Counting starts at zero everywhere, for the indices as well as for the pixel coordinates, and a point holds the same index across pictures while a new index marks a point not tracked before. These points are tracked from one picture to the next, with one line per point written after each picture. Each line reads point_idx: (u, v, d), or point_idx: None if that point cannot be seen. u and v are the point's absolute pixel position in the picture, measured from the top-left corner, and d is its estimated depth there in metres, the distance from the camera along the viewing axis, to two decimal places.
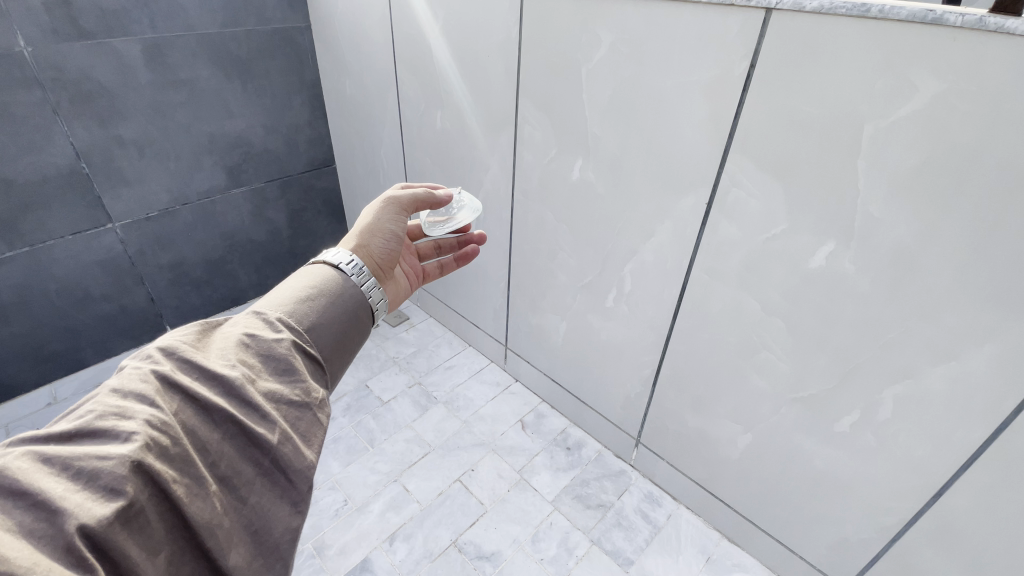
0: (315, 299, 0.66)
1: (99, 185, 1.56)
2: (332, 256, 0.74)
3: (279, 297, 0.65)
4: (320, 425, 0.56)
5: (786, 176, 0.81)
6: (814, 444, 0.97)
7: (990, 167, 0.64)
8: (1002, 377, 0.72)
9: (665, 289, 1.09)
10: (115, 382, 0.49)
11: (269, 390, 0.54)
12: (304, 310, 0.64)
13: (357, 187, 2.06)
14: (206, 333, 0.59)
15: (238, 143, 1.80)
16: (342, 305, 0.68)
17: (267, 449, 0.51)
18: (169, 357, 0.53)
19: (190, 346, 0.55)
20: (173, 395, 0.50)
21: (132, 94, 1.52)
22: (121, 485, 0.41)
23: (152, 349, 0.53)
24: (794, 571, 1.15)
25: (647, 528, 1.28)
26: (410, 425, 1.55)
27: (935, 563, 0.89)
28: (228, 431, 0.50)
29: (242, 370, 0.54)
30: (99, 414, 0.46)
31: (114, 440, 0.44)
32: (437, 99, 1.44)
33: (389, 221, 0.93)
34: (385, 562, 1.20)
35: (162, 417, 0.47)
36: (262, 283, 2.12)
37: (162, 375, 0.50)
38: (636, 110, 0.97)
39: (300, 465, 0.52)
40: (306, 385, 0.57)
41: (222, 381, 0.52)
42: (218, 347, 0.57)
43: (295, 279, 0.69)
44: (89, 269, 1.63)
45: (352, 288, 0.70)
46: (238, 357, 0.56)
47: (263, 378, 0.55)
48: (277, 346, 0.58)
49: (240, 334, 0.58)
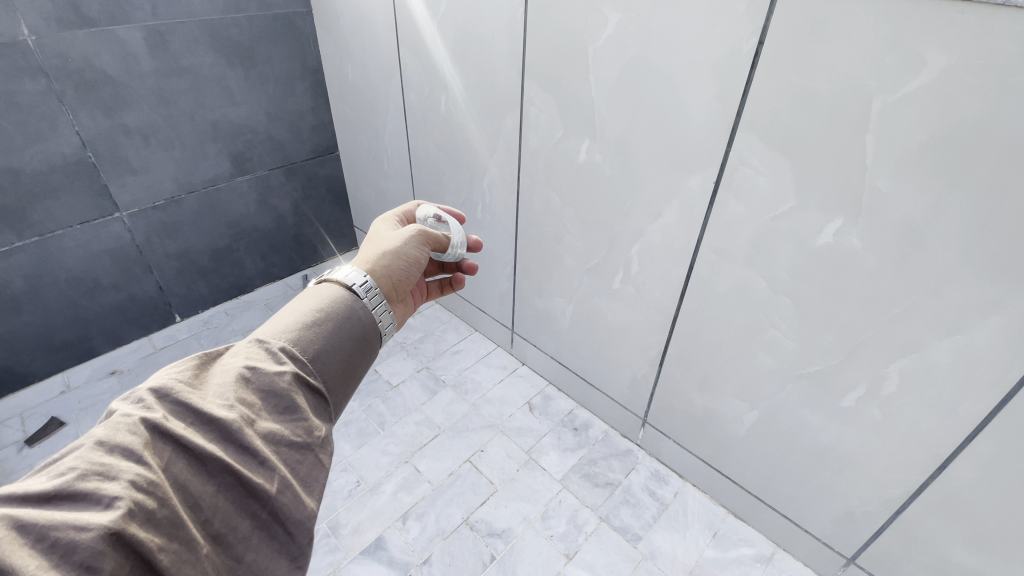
0: (320, 323, 0.64)
1: (105, 174, 1.56)
2: (342, 276, 0.73)
3: (284, 323, 0.63)
4: (322, 468, 0.54)
5: (795, 154, 0.82)
6: (820, 419, 0.99)
7: (999, 140, 0.64)
8: (1006, 349, 0.73)
9: (672, 269, 1.10)
10: (102, 433, 0.46)
11: (268, 431, 0.52)
12: (310, 335, 0.62)
13: (360, 173, 2.06)
14: (204, 367, 0.57)
15: (241, 130, 1.80)
16: (349, 329, 0.66)
17: (265, 499, 0.48)
18: (163, 401, 0.51)
19: (186, 385, 0.53)
20: (164, 445, 0.47)
21: (136, 82, 1.52)
22: (100, 562, 0.38)
23: (144, 391, 0.51)
24: (800, 544, 1.17)
25: (654, 505, 1.31)
26: (419, 408, 1.57)
27: (940, 533, 0.91)
28: (224, 482, 0.48)
29: (240, 412, 0.52)
30: (82, 473, 0.43)
31: (96, 507, 0.41)
32: (441, 83, 1.43)
33: (415, 247, 0.91)
34: (398, 540, 1.23)
35: (149, 476, 0.44)
36: (268, 272, 2.13)
37: (153, 425, 0.48)
38: (644, 90, 0.97)
39: (300, 515, 0.50)
40: (308, 423, 0.56)
41: (220, 425, 0.50)
42: (216, 385, 0.54)
43: (303, 301, 0.68)
44: (98, 258, 1.64)
45: (362, 309, 0.69)
46: (238, 395, 0.54)
47: (263, 418, 0.53)
48: (279, 381, 0.56)
49: (239, 367, 0.56)
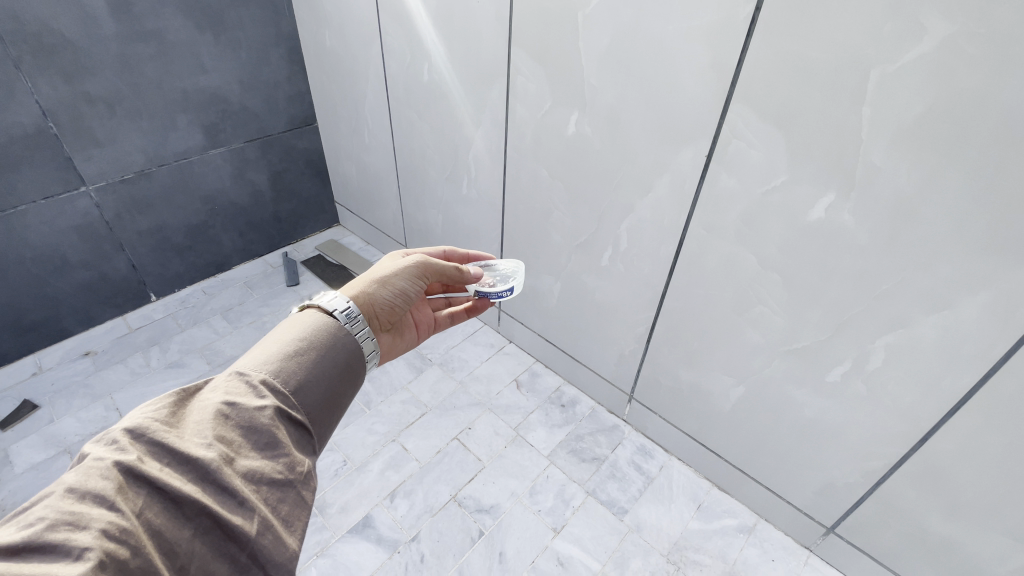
0: (303, 352, 0.61)
1: (69, 146, 1.48)
2: (326, 302, 0.70)
3: (265, 353, 0.60)
4: (305, 506, 0.52)
5: (789, 127, 0.80)
6: (805, 393, 1.00)
7: (998, 112, 0.63)
8: (993, 324, 0.73)
9: (661, 245, 1.09)
10: (72, 478, 0.43)
11: (248, 470, 0.50)
12: (292, 366, 0.59)
13: (341, 145, 1.99)
14: (182, 402, 0.54)
15: (214, 100, 1.72)
16: (333, 356, 0.63)
17: (244, 542, 0.46)
18: (138, 441, 0.48)
19: (163, 423, 0.50)
20: (138, 489, 0.45)
21: (99, 48, 1.43)
22: None
23: (117, 431, 0.48)
24: (781, 514, 1.21)
25: (640, 479, 1.33)
26: (406, 386, 1.56)
27: (919, 504, 0.94)
28: (201, 526, 0.45)
29: (217, 450, 0.49)
30: (52, 524, 0.40)
31: (64, 559, 0.38)
32: (424, 50, 1.37)
33: (404, 280, 0.87)
34: (387, 518, 1.23)
35: (121, 523, 0.42)
36: (247, 249, 2.06)
37: (127, 469, 0.45)
38: (635, 60, 0.94)
39: (281, 557, 0.47)
40: (290, 458, 0.53)
41: (198, 465, 0.47)
42: (194, 423, 0.51)
43: (285, 329, 0.65)
44: (66, 235, 1.57)
45: (346, 336, 0.66)
46: (217, 432, 0.51)
47: (243, 456, 0.51)
48: (260, 417, 0.53)
49: (218, 403, 0.53)
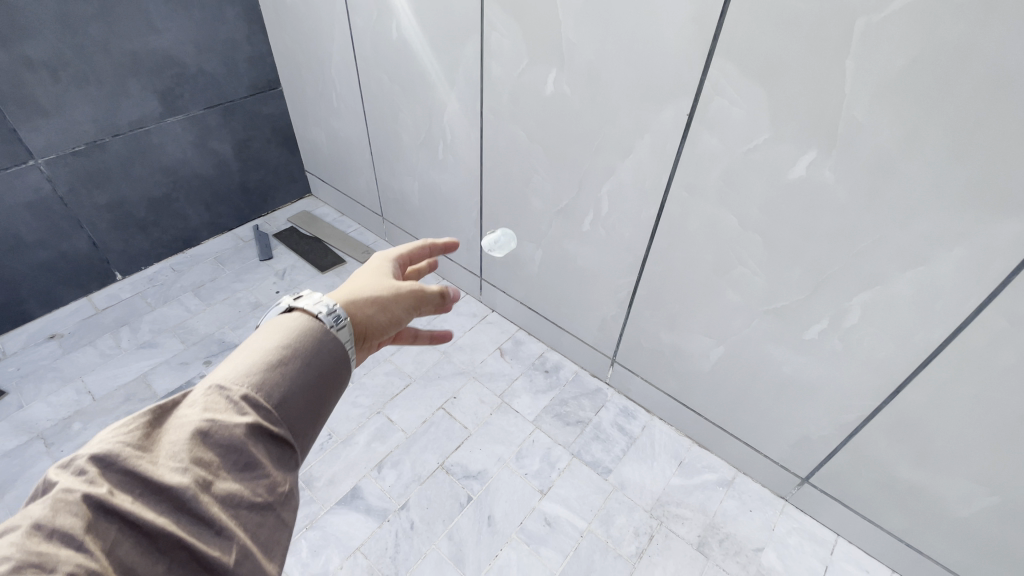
0: (295, 361, 0.52)
1: (13, 117, 1.37)
2: (312, 304, 0.59)
3: (251, 358, 0.50)
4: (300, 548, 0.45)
5: (771, 82, 0.78)
6: (783, 352, 1.02)
7: (981, 62, 0.62)
8: (966, 279, 0.75)
9: (643, 209, 1.08)
10: (32, 515, 0.36)
11: (237, 508, 0.42)
12: (283, 379, 0.50)
13: (308, 110, 1.89)
14: (155, 420, 0.45)
15: (167, 63, 1.61)
16: (329, 369, 0.54)
17: None
18: (106, 470, 0.40)
19: (135, 449, 0.41)
20: (111, 527, 0.37)
21: (35, 6, 1.31)
22: None
23: (82, 458, 0.40)
24: (758, 467, 1.26)
25: (623, 439, 1.36)
26: (388, 358, 1.55)
27: (889, 453, 0.98)
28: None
29: (201, 482, 0.41)
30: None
31: None
32: (391, 5, 1.29)
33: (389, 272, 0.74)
34: (375, 488, 1.24)
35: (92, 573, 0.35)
36: (215, 223, 1.98)
37: (97, 506, 0.38)
38: (614, 13, 0.90)
39: None
40: (283, 492, 0.45)
41: (178, 507, 0.40)
42: (171, 446, 0.43)
43: (272, 331, 0.54)
44: (18, 213, 1.48)
45: (338, 346, 0.56)
46: (198, 459, 0.42)
47: (231, 486, 0.43)
48: (250, 442, 0.45)
49: (199, 423, 0.44)
